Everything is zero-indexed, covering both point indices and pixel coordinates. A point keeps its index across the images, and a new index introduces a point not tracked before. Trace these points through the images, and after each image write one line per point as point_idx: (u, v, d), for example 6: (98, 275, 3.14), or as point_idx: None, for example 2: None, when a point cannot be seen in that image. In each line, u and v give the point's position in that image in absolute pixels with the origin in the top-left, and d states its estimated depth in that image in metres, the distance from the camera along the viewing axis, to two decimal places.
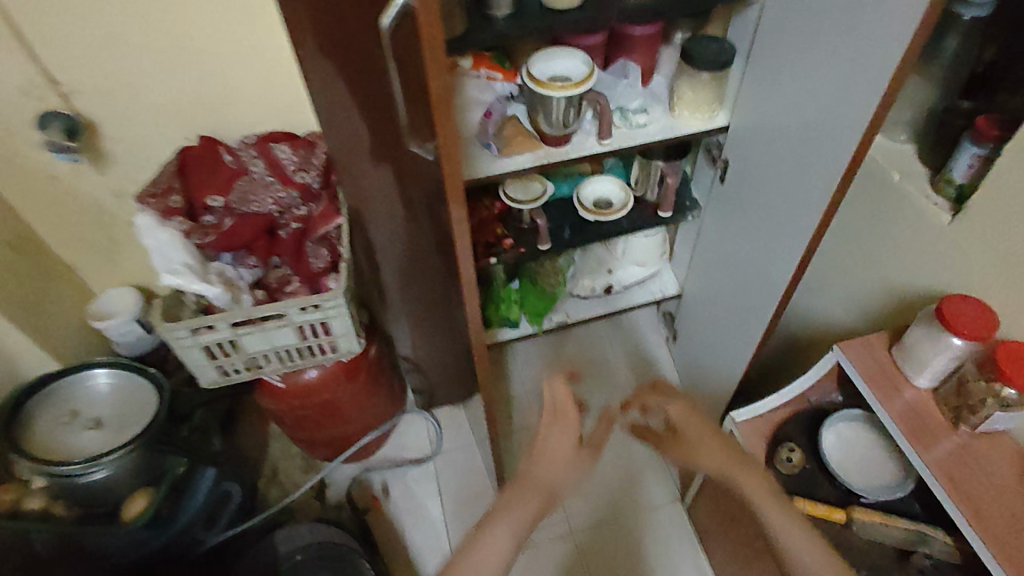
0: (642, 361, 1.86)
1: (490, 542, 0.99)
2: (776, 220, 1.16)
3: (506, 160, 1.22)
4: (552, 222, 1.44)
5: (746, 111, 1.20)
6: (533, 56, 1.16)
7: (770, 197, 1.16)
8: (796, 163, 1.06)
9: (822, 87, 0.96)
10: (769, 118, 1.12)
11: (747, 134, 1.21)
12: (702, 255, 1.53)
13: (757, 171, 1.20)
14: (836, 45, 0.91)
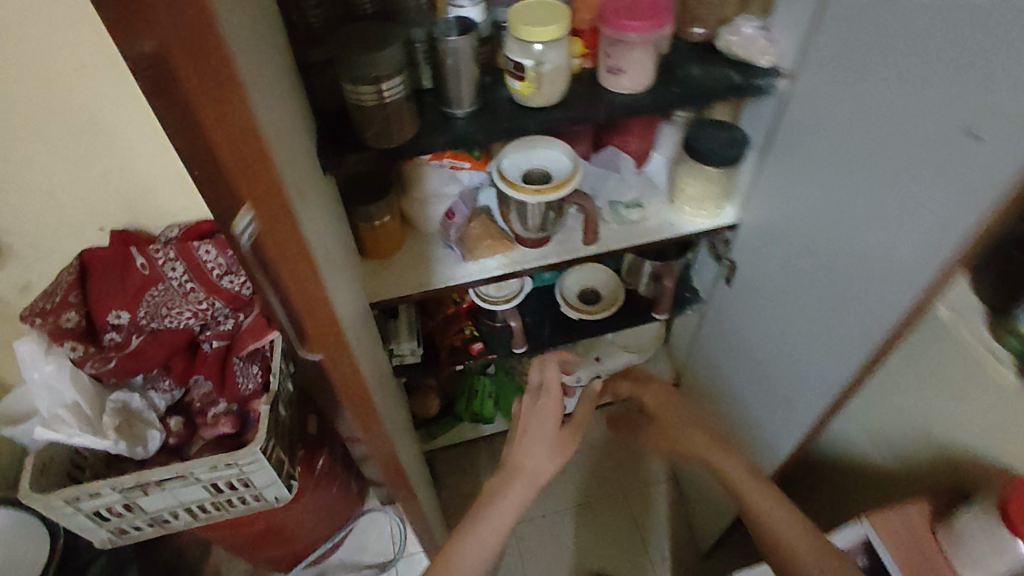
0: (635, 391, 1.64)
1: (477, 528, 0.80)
2: (795, 346, 0.95)
3: (471, 266, 1.03)
4: (530, 318, 1.24)
5: (758, 211, 1.00)
6: (508, 148, 0.97)
7: (789, 318, 0.95)
8: (823, 292, 0.84)
9: (859, 213, 0.75)
10: (790, 228, 0.91)
11: (759, 238, 1.01)
12: (703, 355, 1.32)
13: (773, 283, 0.98)
14: (885, 176, 0.69)
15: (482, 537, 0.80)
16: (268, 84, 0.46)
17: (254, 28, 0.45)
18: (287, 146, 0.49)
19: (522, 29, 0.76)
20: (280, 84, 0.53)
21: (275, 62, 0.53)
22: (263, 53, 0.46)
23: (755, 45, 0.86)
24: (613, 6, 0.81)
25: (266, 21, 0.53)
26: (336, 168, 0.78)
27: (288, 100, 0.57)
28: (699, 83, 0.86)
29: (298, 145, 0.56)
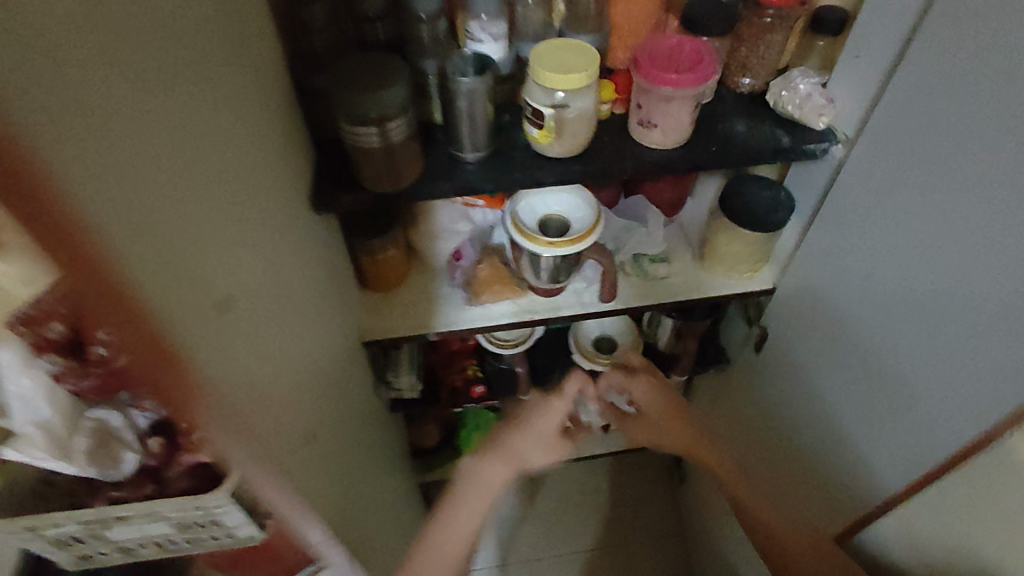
0: None
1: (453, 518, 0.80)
2: (831, 438, 0.80)
3: (477, 310, 0.96)
4: (536, 363, 1.16)
5: (800, 283, 0.87)
6: (521, 194, 0.89)
7: (829, 404, 0.80)
8: (863, 384, 0.72)
9: (916, 310, 0.62)
10: (834, 298, 0.79)
11: (797, 312, 0.89)
12: (720, 421, 1.21)
13: (816, 360, 0.84)
14: (961, 277, 0.56)
15: (462, 520, 0.80)
16: (187, 146, 0.39)
17: (174, 83, 0.38)
18: (198, 219, 0.39)
19: (542, 73, 0.68)
20: (223, 136, 0.45)
21: (225, 110, 0.46)
22: (187, 111, 0.39)
23: (811, 103, 0.76)
24: (649, 53, 0.71)
25: (218, 62, 0.46)
26: (329, 209, 0.71)
27: (245, 148, 0.50)
28: (739, 141, 0.76)
29: (232, 205, 0.46)
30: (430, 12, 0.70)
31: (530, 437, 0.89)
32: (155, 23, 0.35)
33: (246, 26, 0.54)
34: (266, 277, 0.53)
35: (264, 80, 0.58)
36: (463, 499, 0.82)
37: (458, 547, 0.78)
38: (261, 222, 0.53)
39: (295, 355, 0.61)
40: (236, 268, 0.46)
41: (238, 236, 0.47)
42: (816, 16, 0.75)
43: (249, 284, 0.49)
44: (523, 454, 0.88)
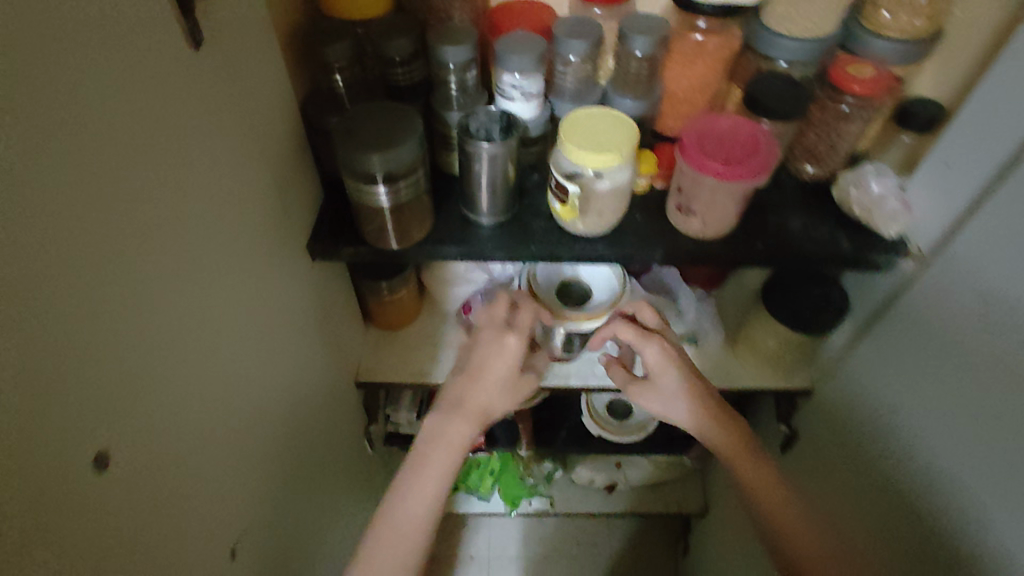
0: (663, 497, 1.31)
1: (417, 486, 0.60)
2: (896, 520, 0.59)
3: None
4: (543, 419, 1.09)
5: (885, 333, 0.66)
6: (541, 266, 0.82)
7: (902, 480, 0.59)
8: (1005, 466, 0.46)
9: None
10: (953, 347, 0.54)
11: (878, 359, 0.67)
12: (732, 510, 1.10)
13: (895, 423, 0.62)
14: None
15: (433, 480, 0.61)
16: (102, 240, 0.35)
17: (91, 174, 0.34)
18: (108, 321, 0.36)
19: (568, 146, 0.60)
20: (170, 210, 0.41)
21: (179, 179, 0.42)
22: (107, 201, 0.35)
23: (883, 208, 0.65)
24: (699, 134, 0.63)
25: (179, 128, 0.42)
26: (329, 257, 0.68)
27: (207, 212, 0.46)
28: (790, 238, 0.67)
29: (177, 286, 0.42)
30: (459, 63, 0.64)
31: (490, 383, 0.67)
32: (66, 114, 0.32)
33: (238, 77, 0.50)
34: (222, 349, 0.49)
35: (258, 129, 0.55)
36: (434, 456, 0.62)
37: (433, 504, 0.60)
38: (222, 290, 0.49)
39: (259, 417, 0.57)
40: (168, 358, 0.42)
41: (179, 321, 0.43)
42: (901, 108, 0.65)
43: (191, 367, 0.45)
44: (488, 404, 0.66)
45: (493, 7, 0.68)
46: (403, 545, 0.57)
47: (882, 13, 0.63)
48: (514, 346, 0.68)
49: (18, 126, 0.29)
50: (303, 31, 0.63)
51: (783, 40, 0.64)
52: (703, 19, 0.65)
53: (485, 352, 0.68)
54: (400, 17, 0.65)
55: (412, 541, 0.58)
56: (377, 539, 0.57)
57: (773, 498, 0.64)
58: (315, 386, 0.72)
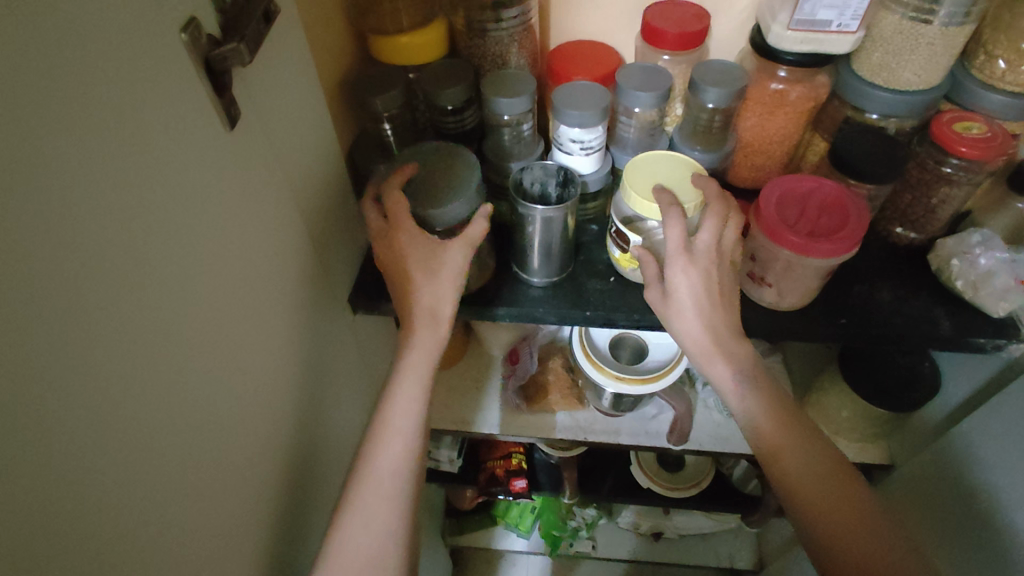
0: (712, 547, 1.25)
1: (401, 406, 0.51)
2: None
3: (528, 418, 0.85)
4: (589, 468, 1.04)
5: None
6: (589, 329, 0.77)
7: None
8: None
9: None
10: None
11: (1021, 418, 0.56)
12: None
13: None
14: None
15: (399, 423, 0.50)
16: (143, 351, 0.33)
17: (133, 283, 0.32)
18: (145, 433, 0.33)
19: (633, 197, 0.55)
20: (216, 299, 0.39)
21: (223, 261, 0.40)
22: (149, 307, 0.33)
23: (990, 284, 0.58)
24: (779, 196, 0.57)
25: (227, 211, 0.40)
26: (370, 311, 0.65)
27: (253, 292, 0.44)
28: (879, 315, 0.59)
29: (222, 377, 0.40)
30: (514, 114, 0.59)
31: (424, 293, 0.53)
32: (101, 224, 0.29)
33: (289, 141, 0.48)
34: (262, 430, 0.47)
35: (306, 190, 0.52)
36: (397, 388, 0.52)
37: (410, 453, 0.50)
38: (265, 367, 0.47)
39: (296, 490, 0.54)
40: (212, 454, 0.40)
41: (221, 414, 0.41)
42: (1016, 171, 0.58)
43: (231, 457, 0.42)
44: (432, 309, 0.53)
45: (553, 50, 0.64)
46: (377, 516, 0.47)
47: (998, 62, 0.56)
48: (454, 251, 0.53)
49: (48, 246, 0.26)
50: (350, 78, 0.60)
51: (876, 92, 0.58)
52: (785, 68, 0.59)
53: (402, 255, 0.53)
54: (452, 63, 0.61)
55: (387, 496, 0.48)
56: (355, 510, 0.47)
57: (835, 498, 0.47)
58: (355, 440, 0.70)
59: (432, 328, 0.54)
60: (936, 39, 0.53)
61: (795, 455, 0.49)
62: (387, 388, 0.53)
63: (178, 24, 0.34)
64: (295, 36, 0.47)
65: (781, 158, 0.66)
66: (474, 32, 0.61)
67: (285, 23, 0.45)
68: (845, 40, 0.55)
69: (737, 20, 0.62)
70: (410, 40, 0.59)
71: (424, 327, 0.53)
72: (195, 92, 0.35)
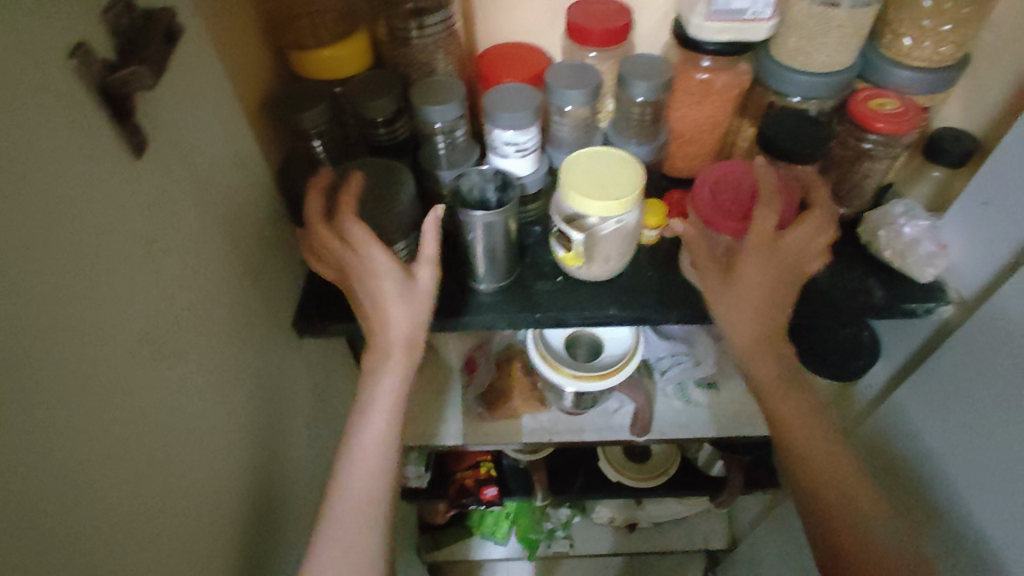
0: (687, 531, 1.26)
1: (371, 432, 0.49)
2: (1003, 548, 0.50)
3: (492, 425, 0.84)
4: (559, 468, 1.04)
5: (953, 347, 0.58)
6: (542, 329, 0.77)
7: (999, 512, 0.51)
8: None
9: None
10: None
11: (949, 376, 0.58)
12: (761, 551, 1.04)
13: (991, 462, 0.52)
14: None
15: (367, 453, 0.48)
16: (46, 405, 0.30)
17: (35, 332, 0.29)
18: (54, 495, 0.30)
19: (570, 194, 0.55)
20: (136, 339, 0.37)
21: (142, 298, 0.37)
22: (52, 357, 0.30)
23: (916, 252, 0.61)
24: (714, 182, 0.60)
25: (143, 245, 0.37)
26: (316, 335, 0.62)
27: (178, 327, 0.41)
28: (817, 289, 0.61)
29: (151, 420, 0.38)
30: (446, 121, 0.58)
31: (393, 320, 0.50)
32: None
33: (209, 166, 0.46)
34: (207, 472, 0.44)
35: (234, 216, 0.50)
36: (365, 412, 0.50)
37: (381, 476, 0.48)
38: (201, 405, 0.44)
39: (254, 529, 0.52)
40: (146, 502, 0.38)
41: (153, 459, 0.38)
42: (929, 141, 0.61)
43: (169, 504, 0.40)
44: (397, 335, 0.51)
45: (480, 55, 0.63)
46: (352, 538, 0.45)
47: (904, 40, 0.59)
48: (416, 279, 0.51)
49: None
50: (273, 95, 0.58)
51: (797, 76, 0.59)
52: (709, 57, 0.60)
53: (374, 280, 0.51)
54: (378, 74, 0.60)
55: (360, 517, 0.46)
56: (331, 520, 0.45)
57: (834, 470, 0.51)
58: (317, 469, 0.67)
59: (402, 354, 0.51)
60: (846, 21, 0.55)
61: (794, 421, 0.53)
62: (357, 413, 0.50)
63: (63, 50, 0.31)
64: (206, 54, 0.45)
65: (714, 146, 0.67)
66: (397, 41, 0.60)
67: (195, 44, 0.43)
68: (761, 27, 0.56)
69: (658, 13, 0.63)
70: (332, 53, 0.58)
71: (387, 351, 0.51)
72: (96, 122, 0.33)
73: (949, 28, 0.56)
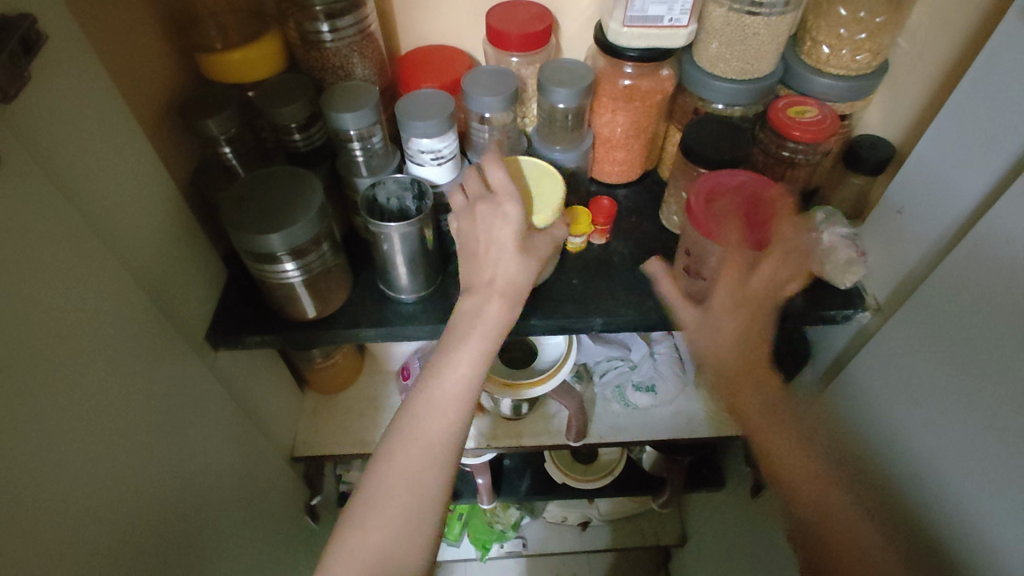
0: (637, 527, 1.27)
1: (453, 374, 0.46)
2: (928, 546, 0.51)
3: None
4: (506, 471, 1.03)
5: (873, 352, 0.59)
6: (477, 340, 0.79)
7: (922, 509, 0.52)
8: None
9: None
10: (967, 383, 0.46)
11: (871, 379, 0.59)
12: (709, 548, 1.05)
13: (912, 463, 0.53)
14: None
15: (446, 399, 0.46)
16: None
17: None
18: None
19: (538, 211, 0.54)
20: (15, 368, 0.35)
21: (20, 324, 0.35)
22: None
23: (835, 259, 0.61)
24: (713, 188, 0.57)
25: (19, 265, 0.35)
26: (233, 347, 0.60)
27: (72, 351, 0.39)
28: None
29: (43, 450, 0.36)
30: (360, 128, 0.56)
31: (501, 267, 0.50)
32: None
33: (94, 179, 0.43)
34: (117, 498, 0.43)
35: (129, 229, 0.47)
36: (452, 349, 0.47)
37: (456, 425, 0.45)
38: (105, 432, 0.42)
39: (179, 552, 0.50)
40: (35, 542, 0.35)
41: (44, 494, 0.36)
42: (849, 148, 0.62)
43: (66, 536, 0.38)
44: (499, 282, 0.50)
45: (399, 59, 0.61)
46: (418, 475, 0.44)
47: (822, 48, 0.59)
48: (518, 218, 0.51)
49: None
50: (178, 100, 0.55)
51: (717, 83, 0.59)
52: (631, 63, 0.60)
53: (488, 227, 0.51)
54: (290, 78, 0.58)
55: (428, 458, 0.44)
56: (396, 452, 0.44)
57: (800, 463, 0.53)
58: (246, 484, 0.65)
59: (496, 302, 0.49)
60: (761, 28, 0.55)
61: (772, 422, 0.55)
62: (445, 348, 0.48)
63: None
64: (87, 60, 0.42)
65: (640, 151, 0.67)
66: (309, 44, 0.58)
67: (72, 51, 0.41)
68: (678, 34, 0.56)
69: (582, 18, 0.63)
70: (241, 56, 0.55)
71: (484, 292, 0.50)
72: None
73: (865, 37, 0.57)
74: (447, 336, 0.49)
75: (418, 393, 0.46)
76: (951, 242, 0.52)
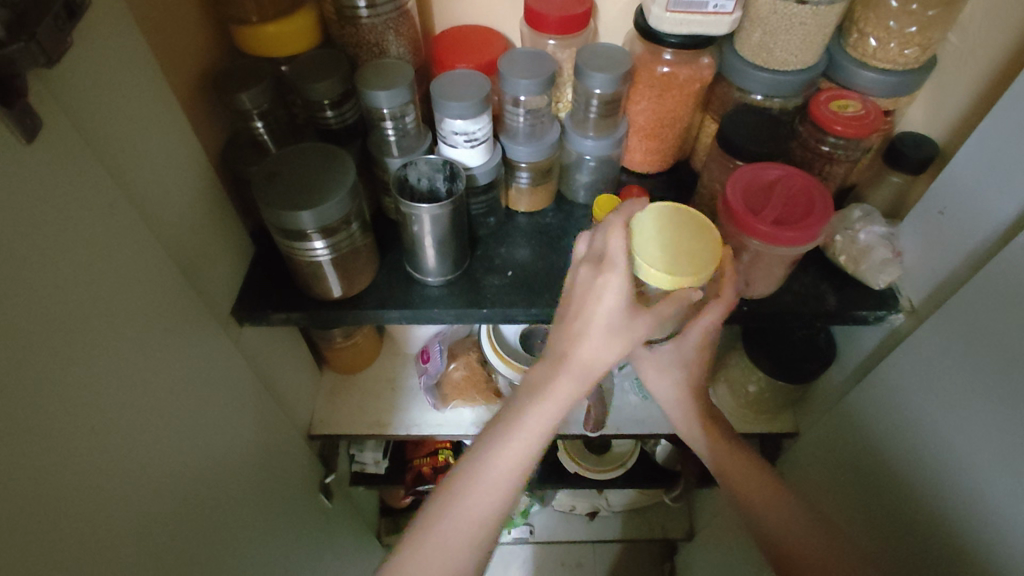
0: (645, 519, 1.27)
1: (510, 447, 0.45)
2: (941, 551, 0.50)
3: (448, 415, 0.84)
4: None
5: (902, 354, 0.58)
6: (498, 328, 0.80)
7: (941, 513, 0.50)
8: None
9: None
10: (1004, 389, 0.45)
11: (898, 382, 0.58)
12: (717, 545, 1.04)
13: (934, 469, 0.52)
14: None
15: (500, 473, 0.45)
16: None
17: None
18: None
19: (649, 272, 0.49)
20: (44, 334, 0.34)
21: (51, 290, 0.35)
22: None
23: (870, 258, 0.60)
24: (752, 182, 0.56)
25: (53, 232, 0.35)
26: (257, 322, 0.60)
27: (100, 320, 0.39)
28: (768, 294, 0.61)
29: (70, 417, 0.36)
30: (394, 108, 0.56)
31: (584, 344, 0.47)
32: None
33: (127, 149, 0.43)
34: (140, 468, 0.43)
35: (160, 200, 0.47)
36: (516, 421, 0.46)
37: (504, 501, 0.45)
38: (129, 402, 0.42)
39: (197, 525, 0.50)
40: (55, 512, 0.35)
41: (65, 463, 0.36)
42: (890, 145, 0.60)
43: (89, 505, 0.38)
44: (580, 361, 0.48)
45: (434, 38, 0.61)
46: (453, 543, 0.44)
47: (869, 40, 0.57)
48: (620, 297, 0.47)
49: None
50: (213, 73, 0.55)
51: (758, 74, 0.58)
52: (671, 50, 0.58)
53: (583, 300, 0.48)
54: (325, 53, 0.57)
55: (472, 526, 0.44)
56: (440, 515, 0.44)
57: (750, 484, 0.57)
58: (264, 462, 0.66)
59: (568, 379, 0.47)
60: (808, 18, 0.53)
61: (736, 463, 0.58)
62: (506, 416, 0.47)
63: None
64: (124, 26, 0.42)
65: (674, 140, 0.66)
66: (345, 20, 0.57)
67: (110, 16, 0.40)
68: (723, 21, 0.54)
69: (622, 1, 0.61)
70: (277, 29, 0.55)
71: (561, 364, 0.48)
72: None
73: (915, 30, 0.55)
74: (514, 403, 0.48)
75: (473, 458, 0.46)
76: (996, 244, 0.50)
